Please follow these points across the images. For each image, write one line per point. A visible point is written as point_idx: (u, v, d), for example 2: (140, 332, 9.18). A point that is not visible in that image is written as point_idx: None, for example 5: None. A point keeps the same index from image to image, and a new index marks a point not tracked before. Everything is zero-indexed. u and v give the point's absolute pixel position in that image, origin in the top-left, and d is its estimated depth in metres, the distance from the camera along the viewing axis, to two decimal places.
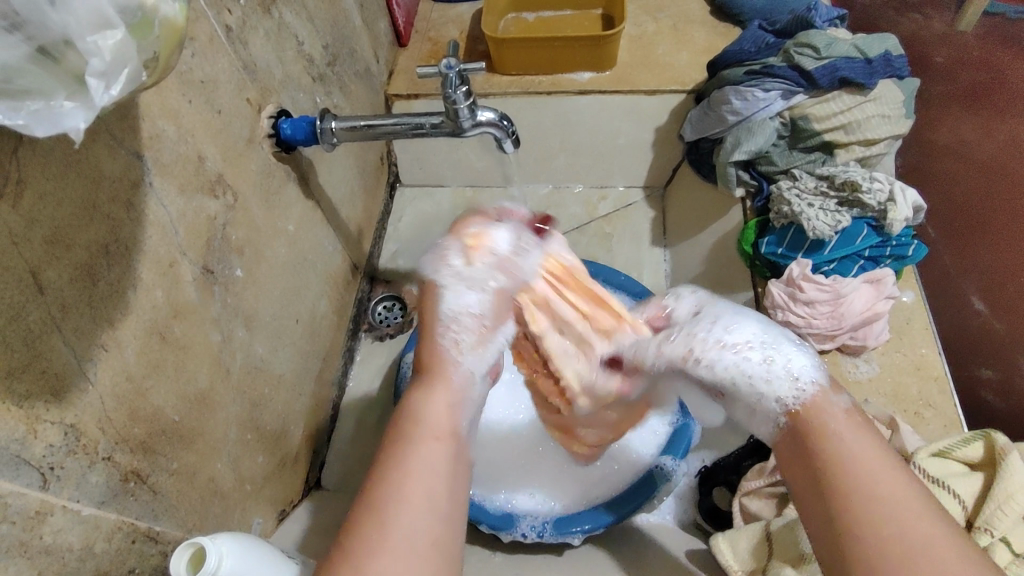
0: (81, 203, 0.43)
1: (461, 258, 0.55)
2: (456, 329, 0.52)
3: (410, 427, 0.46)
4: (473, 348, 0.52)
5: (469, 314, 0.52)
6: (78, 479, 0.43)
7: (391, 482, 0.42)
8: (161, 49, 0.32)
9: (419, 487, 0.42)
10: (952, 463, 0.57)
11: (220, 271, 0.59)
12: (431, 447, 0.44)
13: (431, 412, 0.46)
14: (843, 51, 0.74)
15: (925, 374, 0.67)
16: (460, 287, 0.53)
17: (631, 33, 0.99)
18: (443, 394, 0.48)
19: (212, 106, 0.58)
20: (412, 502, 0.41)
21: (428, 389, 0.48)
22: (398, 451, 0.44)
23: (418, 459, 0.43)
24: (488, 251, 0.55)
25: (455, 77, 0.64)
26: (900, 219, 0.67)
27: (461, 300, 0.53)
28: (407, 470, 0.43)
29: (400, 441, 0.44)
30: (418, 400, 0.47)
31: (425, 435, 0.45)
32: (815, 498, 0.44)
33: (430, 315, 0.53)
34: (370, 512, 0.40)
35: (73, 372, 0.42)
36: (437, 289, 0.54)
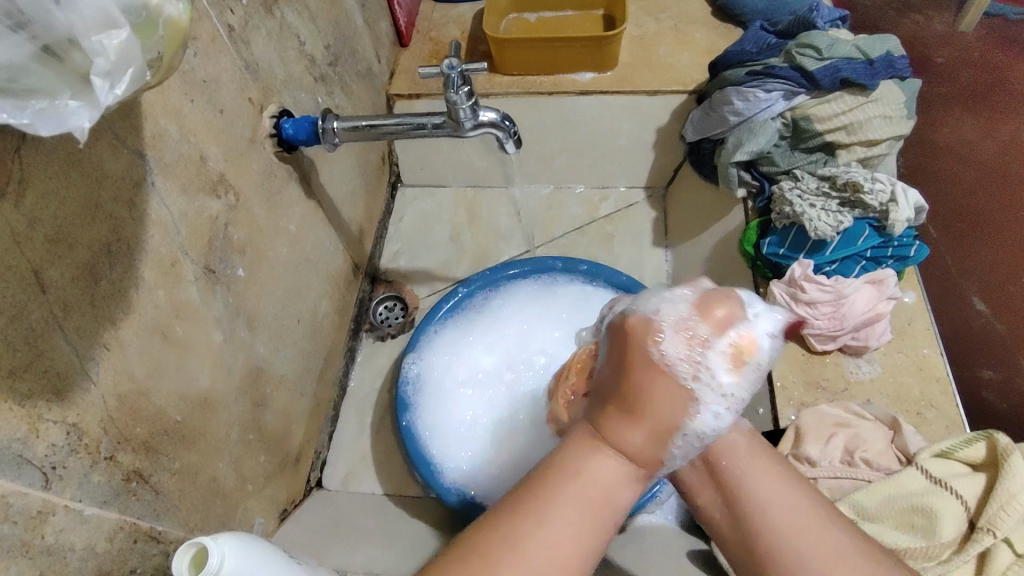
0: (83, 202, 0.43)
1: (728, 371, 0.46)
2: (683, 445, 0.46)
3: (574, 489, 0.43)
4: (682, 459, 0.47)
5: (708, 432, 0.46)
6: (80, 479, 0.43)
7: (536, 537, 0.42)
8: (165, 48, 0.32)
9: (573, 556, 0.42)
10: (954, 464, 0.57)
11: (222, 271, 0.59)
12: (598, 520, 0.43)
13: (607, 483, 0.44)
14: (846, 52, 0.74)
15: (927, 375, 0.67)
16: (704, 403, 0.45)
17: (633, 33, 0.99)
18: (634, 484, 0.45)
19: (214, 106, 0.58)
20: (564, 570, 0.42)
21: (609, 467, 0.44)
22: (556, 507, 0.43)
23: (581, 529, 0.43)
24: (750, 363, 0.47)
25: (456, 77, 0.64)
26: (902, 220, 0.67)
27: (708, 419, 0.46)
28: (562, 536, 0.42)
29: (560, 498, 0.43)
30: (593, 462, 0.44)
31: (594, 509, 0.43)
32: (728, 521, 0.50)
33: (666, 417, 0.44)
34: (506, 562, 0.41)
35: (75, 372, 0.42)
36: (686, 397, 0.45)
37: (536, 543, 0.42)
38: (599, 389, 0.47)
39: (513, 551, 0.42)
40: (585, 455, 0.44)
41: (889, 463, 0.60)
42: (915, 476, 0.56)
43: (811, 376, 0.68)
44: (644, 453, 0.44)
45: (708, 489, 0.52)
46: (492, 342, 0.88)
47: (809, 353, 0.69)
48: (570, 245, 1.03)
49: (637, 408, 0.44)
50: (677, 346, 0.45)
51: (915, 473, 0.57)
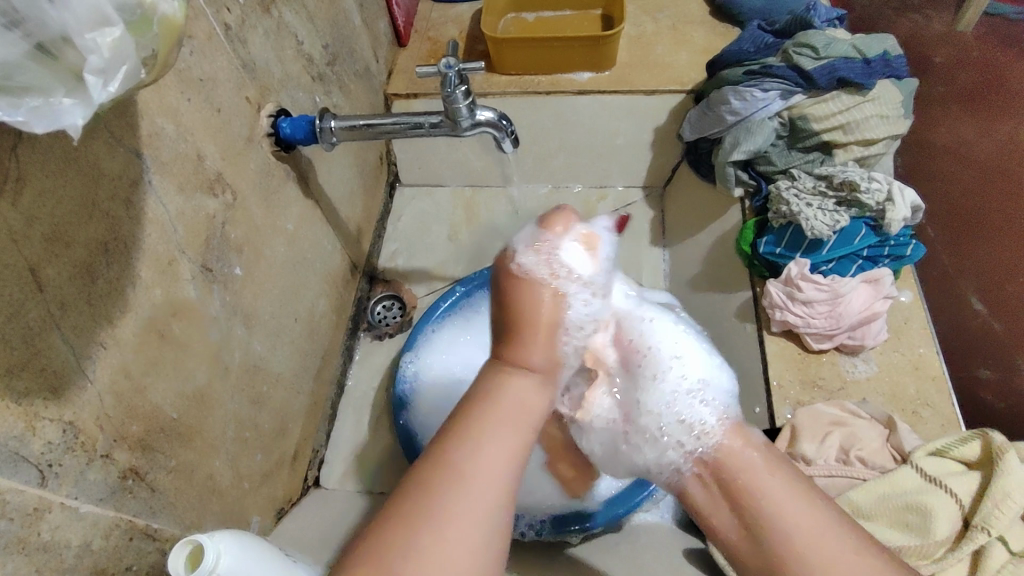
0: (80, 200, 0.43)
1: (573, 254, 0.56)
2: (566, 329, 0.55)
3: (494, 405, 0.48)
4: (575, 344, 0.57)
5: (582, 316, 0.56)
6: (76, 477, 0.43)
7: (469, 452, 0.45)
8: (160, 46, 0.32)
9: (501, 464, 0.46)
10: (949, 462, 0.57)
11: (219, 269, 0.59)
12: (520, 430, 0.48)
13: (519, 399, 0.50)
14: (842, 51, 0.74)
15: (923, 374, 0.67)
16: (570, 292, 0.55)
17: (631, 33, 0.99)
18: (540, 387, 0.51)
19: (211, 104, 0.58)
20: (492, 477, 0.45)
21: (517, 379, 0.51)
22: (482, 427, 0.47)
23: (501, 443, 0.47)
24: (597, 249, 0.58)
25: (453, 77, 0.64)
26: (898, 219, 0.67)
27: (578, 307, 0.56)
28: (489, 446, 0.46)
29: (487, 419, 0.47)
30: (504, 380, 0.50)
31: (513, 420, 0.48)
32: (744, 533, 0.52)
33: (541, 314, 0.53)
34: (446, 484, 0.44)
35: (72, 370, 0.42)
36: (552, 290, 0.54)
37: (462, 454, 0.45)
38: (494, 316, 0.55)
39: (445, 468, 0.44)
40: (499, 377, 0.51)
41: (885, 462, 0.60)
42: (910, 474, 0.56)
43: (807, 375, 0.68)
44: (538, 349, 0.52)
45: (724, 510, 0.54)
46: (490, 342, 0.89)
47: (806, 352, 0.70)
48: None
49: (519, 315, 0.53)
50: (531, 257, 0.54)
51: (911, 471, 0.57)
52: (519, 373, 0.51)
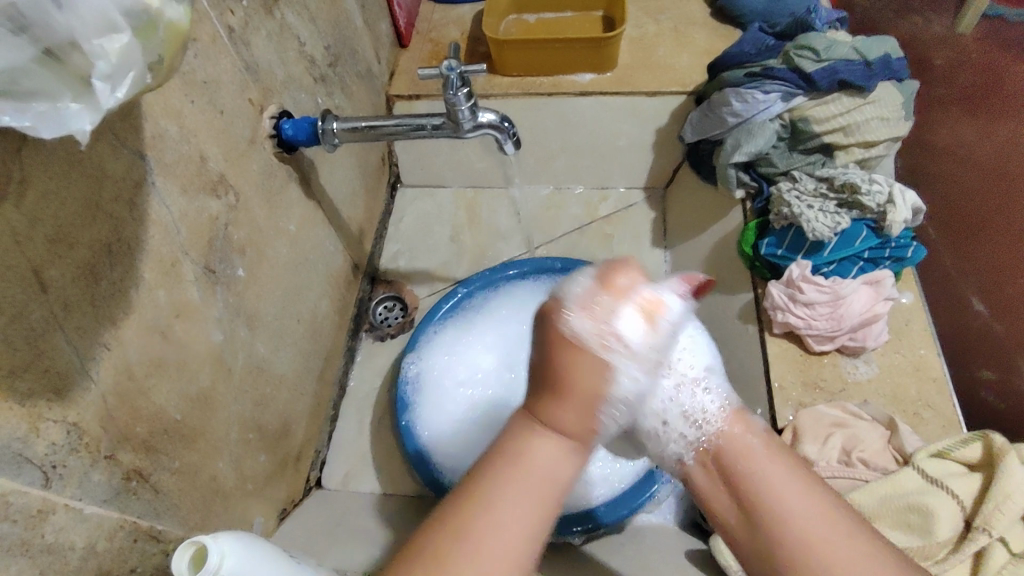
0: (84, 202, 0.43)
1: (632, 321, 0.49)
2: (609, 405, 0.49)
3: (514, 469, 0.48)
4: (616, 419, 0.51)
5: (633, 394, 0.50)
6: (80, 478, 0.43)
7: (488, 518, 0.46)
8: (166, 52, 0.32)
9: (519, 528, 0.47)
10: (951, 464, 0.57)
11: (221, 271, 0.60)
12: (539, 494, 0.48)
13: (541, 463, 0.48)
14: (843, 54, 0.75)
15: (924, 375, 0.67)
16: (622, 369, 0.48)
17: (632, 35, 0.99)
18: (566, 450, 0.49)
19: (214, 106, 0.58)
20: (509, 540, 0.46)
21: (541, 445, 0.49)
22: (501, 490, 0.47)
23: (520, 510, 0.47)
24: (660, 321, 0.50)
25: (456, 78, 0.64)
26: (899, 221, 0.67)
27: (627, 385, 0.49)
28: (507, 512, 0.47)
29: (506, 483, 0.47)
30: (526, 442, 0.49)
31: (534, 485, 0.48)
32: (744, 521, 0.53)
33: (584, 384, 0.48)
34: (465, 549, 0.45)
35: (75, 371, 0.42)
36: (601, 363, 0.48)
37: (483, 524, 0.46)
38: (535, 373, 0.51)
39: (461, 530, 0.46)
40: (526, 440, 0.49)
41: (886, 463, 0.60)
42: (912, 475, 0.56)
43: (809, 377, 0.68)
44: (570, 420, 0.49)
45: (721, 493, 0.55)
46: (492, 342, 0.89)
47: (807, 354, 0.70)
48: (569, 246, 1.03)
49: (562, 382, 0.48)
50: (585, 322, 0.48)
51: (912, 472, 0.56)
52: (547, 434, 0.49)
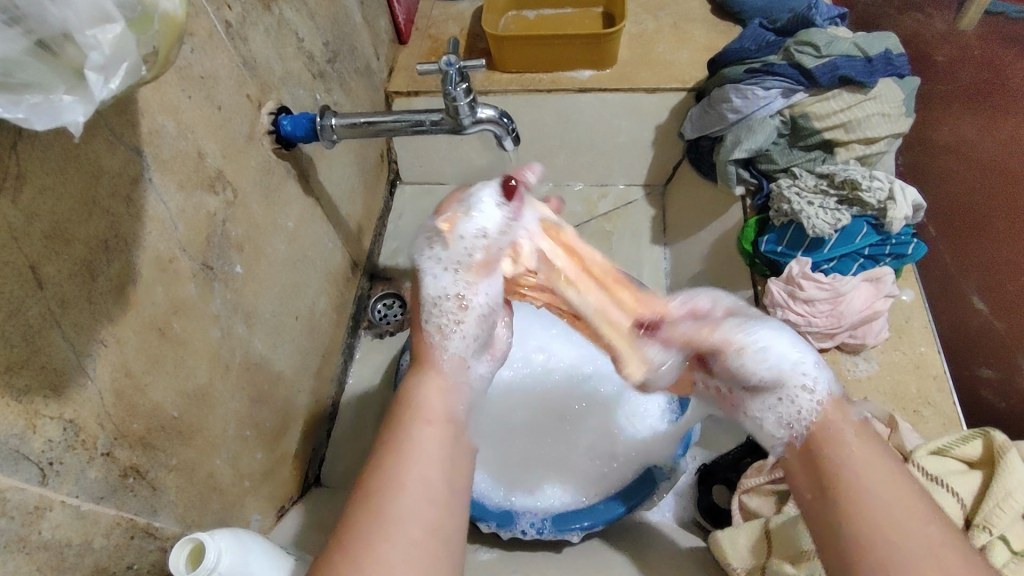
0: (79, 197, 0.43)
1: (443, 249, 0.56)
2: (434, 308, 0.54)
3: (405, 411, 0.48)
4: (459, 331, 0.53)
5: (457, 298, 0.54)
6: (77, 475, 0.43)
7: (388, 466, 0.43)
8: (161, 43, 0.32)
9: (434, 475, 0.44)
10: (950, 461, 0.57)
11: (219, 267, 0.59)
12: (427, 427, 0.46)
13: (425, 399, 0.48)
14: (844, 50, 0.74)
15: (924, 373, 0.67)
16: (443, 268, 0.55)
17: (632, 31, 0.99)
18: (442, 380, 0.50)
19: (211, 102, 0.58)
20: (421, 485, 0.43)
21: (429, 379, 0.50)
22: (398, 435, 0.46)
23: (417, 451, 0.45)
24: (460, 230, 0.57)
25: (454, 74, 0.63)
26: (899, 218, 0.67)
27: (438, 283, 0.55)
28: (409, 453, 0.44)
29: (396, 430, 0.46)
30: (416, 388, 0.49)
31: (419, 417, 0.47)
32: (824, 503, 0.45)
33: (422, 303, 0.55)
34: (369, 498, 0.42)
35: (73, 368, 0.42)
36: (423, 278, 0.55)
37: (377, 470, 0.43)
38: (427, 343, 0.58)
39: (367, 483, 0.43)
40: (413, 379, 0.50)
41: None
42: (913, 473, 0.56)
43: None
44: (422, 343, 0.53)
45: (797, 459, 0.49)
46: None
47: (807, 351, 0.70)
48: None
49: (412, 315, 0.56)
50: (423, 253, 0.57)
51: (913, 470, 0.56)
52: (426, 376, 0.50)
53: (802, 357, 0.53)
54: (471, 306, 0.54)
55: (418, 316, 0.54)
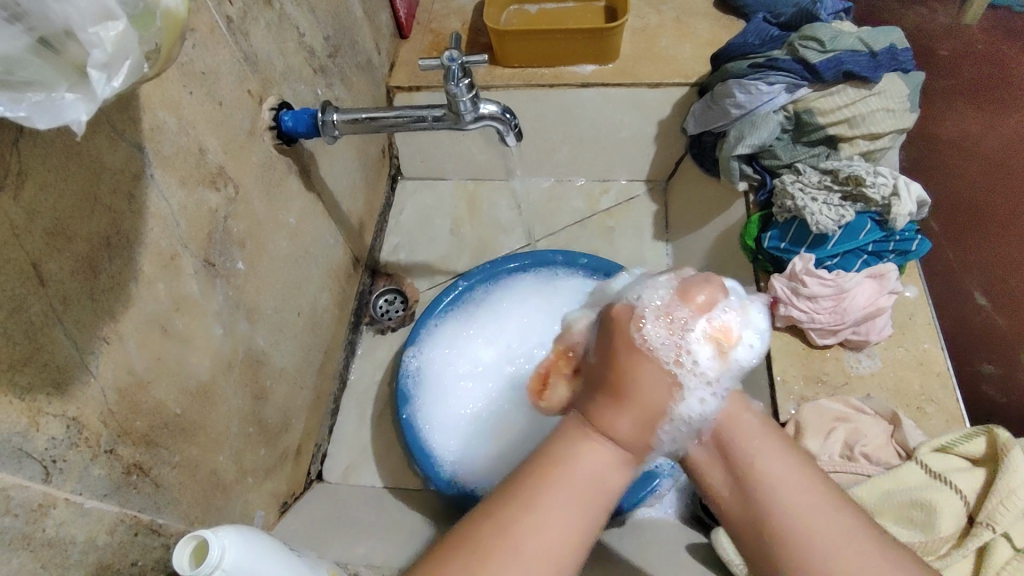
0: (82, 195, 0.43)
1: (707, 349, 0.53)
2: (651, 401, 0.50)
3: (572, 476, 0.47)
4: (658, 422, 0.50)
5: (697, 415, 0.52)
6: (80, 472, 0.43)
7: (535, 525, 0.44)
8: (163, 40, 0.32)
9: (563, 542, 0.45)
10: (953, 458, 0.56)
11: (221, 264, 0.59)
12: (588, 508, 0.47)
13: (604, 480, 0.48)
14: (848, 45, 0.74)
15: (928, 370, 0.67)
16: (681, 363, 0.51)
17: (635, 25, 0.98)
18: (621, 466, 0.49)
19: (213, 98, 0.57)
20: (550, 552, 0.44)
21: (604, 451, 0.49)
22: (553, 494, 0.46)
23: (570, 519, 0.45)
24: (725, 347, 0.54)
25: (457, 69, 0.62)
26: (904, 214, 0.67)
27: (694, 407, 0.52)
28: (550, 520, 0.45)
29: (555, 492, 0.46)
30: (586, 448, 0.48)
31: (584, 490, 0.47)
32: (734, 494, 0.50)
33: (647, 395, 0.50)
34: (508, 550, 0.43)
35: (75, 365, 0.42)
36: (669, 376, 0.51)
37: (529, 524, 0.44)
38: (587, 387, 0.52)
39: (505, 532, 0.44)
40: (589, 444, 0.48)
41: (888, 458, 0.59)
42: (915, 470, 0.56)
43: (812, 371, 0.68)
44: (633, 431, 0.49)
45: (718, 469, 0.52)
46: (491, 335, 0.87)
47: (810, 347, 0.69)
48: (569, 239, 1.02)
49: (625, 394, 0.50)
50: (658, 329, 0.51)
51: (916, 468, 0.56)
52: (604, 444, 0.49)
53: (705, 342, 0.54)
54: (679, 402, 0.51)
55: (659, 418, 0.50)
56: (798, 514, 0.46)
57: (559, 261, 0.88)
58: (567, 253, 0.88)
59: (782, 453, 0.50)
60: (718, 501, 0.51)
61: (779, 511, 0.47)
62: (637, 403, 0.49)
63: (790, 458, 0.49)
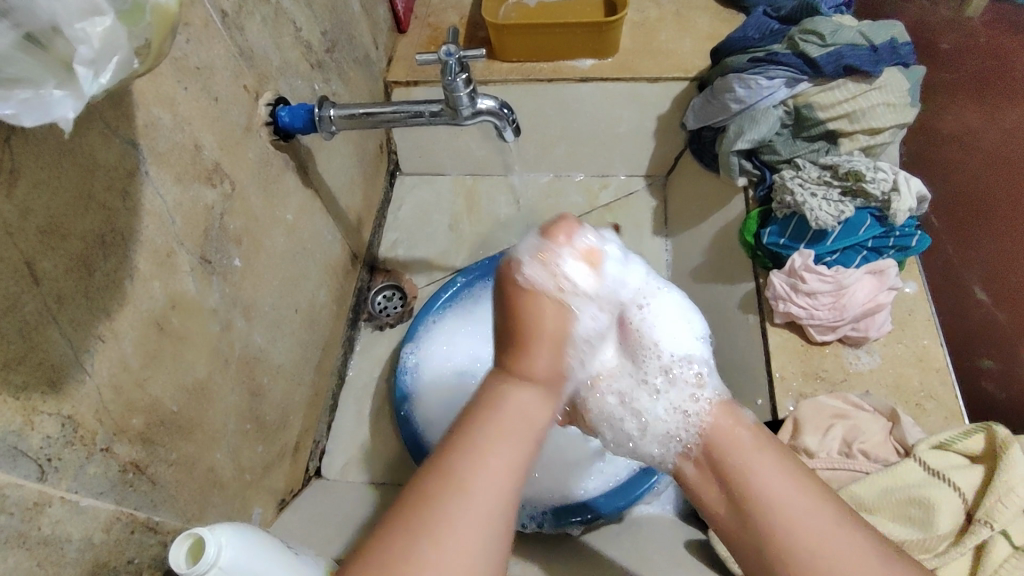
0: (75, 191, 0.42)
1: (577, 270, 0.53)
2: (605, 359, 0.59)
3: (497, 419, 0.49)
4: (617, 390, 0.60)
5: (590, 332, 0.55)
6: (75, 471, 0.43)
7: (468, 471, 0.46)
8: (153, 35, 0.31)
9: (499, 481, 0.46)
10: (952, 456, 0.56)
11: (217, 261, 0.59)
12: (521, 445, 0.49)
13: (531, 414, 0.50)
14: (849, 39, 0.73)
15: (927, 366, 0.67)
16: (596, 308, 0.55)
17: (634, 19, 0.98)
18: (542, 399, 0.51)
19: (208, 94, 0.57)
20: (488, 495, 0.46)
21: (523, 390, 0.51)
22: (484, 439, 0.48)
23: (500, 457, 0.47)
24: (598, 263, 0.55)
25: (455, 64, 0.61)
26: (904, 209, 0.66)
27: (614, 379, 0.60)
28: (486, 463, 0.47)
29: (483, 440, 0.48)
30: (507, 393, 0.50)
31: (508, 432, 0.48)
32: (730, 506, 0.52)
33: (552, 330, 0.51)
34: (446, 503, 0.45)
35: (70, 364, 0.42)
36: (561, 306, 0.52)
37: (465, 470, 0.46)
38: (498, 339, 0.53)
39: (440, 487, 0.45)
40: (508, 387, 0.51)
41: (887, 454, 0.59)
42: (914, 467, 0.55)
43: (811, 367, 0.68)
44: (545, 367, 0.52)
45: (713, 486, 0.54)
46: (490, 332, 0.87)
47: (809, 344, 0.69)
48: None
49: (526, 336, 0.51)
50: (544, 276, 0.52)
51: (914, 465, 0.55)
52: (525, 384, 0.51)
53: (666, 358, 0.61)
54: (645, 372, 0.61)
55: (560, 354, 0.52)
56: (795, 520, 0.49)
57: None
58: None
59: (773, 462, 0.51)
60: (713, 514, 0.54)
61: (772, 516, 0.49)
62: (554, 353, 0.52)
63: (779, 465, 0.51)
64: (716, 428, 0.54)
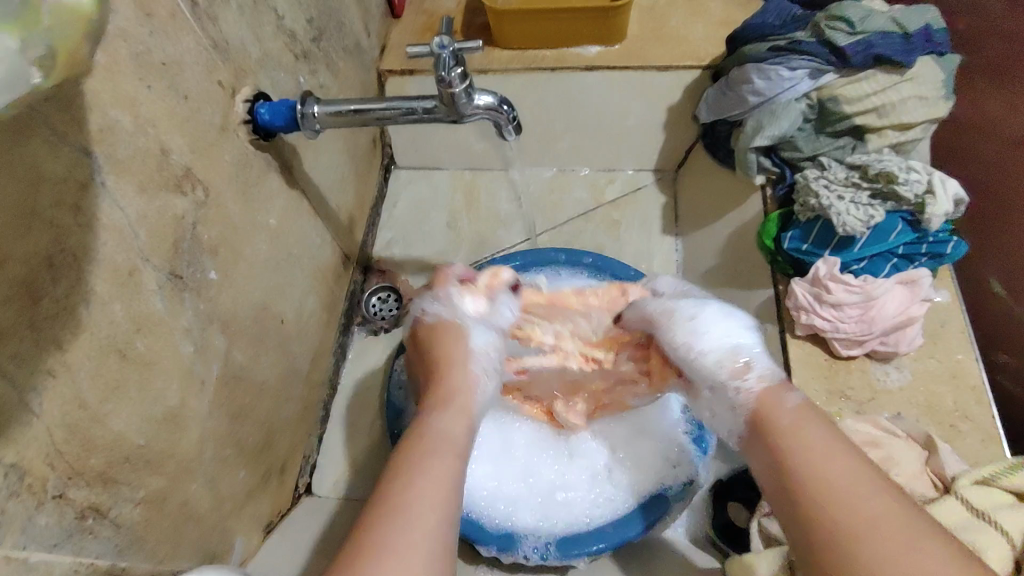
0: (15, 209, 0.37)
1: (465, 296, 0.62)
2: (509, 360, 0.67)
3: (431, 444, 0.49)
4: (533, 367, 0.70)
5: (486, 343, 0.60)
6: (24, 524, 0.38)
7: (408, 484, 0.45)
8: (59, 43, 0.23)
9: (434, 492, 0.45)
10: (997, 493, 0.51)
11: (190, 276, 0.54)
12: (448, 460, 0.48)
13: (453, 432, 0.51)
14: (880, 26, 0.67)
15: (961, 384, 0.62)
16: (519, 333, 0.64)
17: (643, 3, 0.91)
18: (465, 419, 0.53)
19: (176, 92, 0.51)
20: (429, 504, 0.44)
21: (448, 414, 0.53)
22: (418, 459, 0.47)
23: (434, 470, 0.47)
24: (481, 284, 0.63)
25: (449, 57, 0.55)
26: (939, 214, 0.61)
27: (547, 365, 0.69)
28: (426, 477, 0.46)
29: (417, 457, 0.48)
30: (432, 421, 0.52)
31: (444, 448, 0.49)
32: (768, 471, 0.48)
33: (451, 352, 0.58)
34: (387, 514, 0.43)
35: (13, 406, 0.38)
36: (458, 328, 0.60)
37: (394, 489, 0.45)
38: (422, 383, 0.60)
39: (382, 503, 0.44)
40: (430, 415, 0.53)
41: (924, 488, 0.53)
42: (954, 505, 0.50)
43: (835, 385, 0.63)
44: (462, 383, 0.55)
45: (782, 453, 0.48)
46: None
47: (834, 358, 0.64)
48: (573, 234, 0.97)
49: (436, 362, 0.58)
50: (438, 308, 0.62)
51: (955, 502, 0.51)
52: (442, 409, 0.53)
53: (744, 340, 0.56)
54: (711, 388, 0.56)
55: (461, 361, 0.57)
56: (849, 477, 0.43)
57: (562, 260, 0.82)
58: (568, 251, 0.83)
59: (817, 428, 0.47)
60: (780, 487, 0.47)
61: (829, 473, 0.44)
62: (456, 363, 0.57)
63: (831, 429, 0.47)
64: (763, 402, 0.51)
